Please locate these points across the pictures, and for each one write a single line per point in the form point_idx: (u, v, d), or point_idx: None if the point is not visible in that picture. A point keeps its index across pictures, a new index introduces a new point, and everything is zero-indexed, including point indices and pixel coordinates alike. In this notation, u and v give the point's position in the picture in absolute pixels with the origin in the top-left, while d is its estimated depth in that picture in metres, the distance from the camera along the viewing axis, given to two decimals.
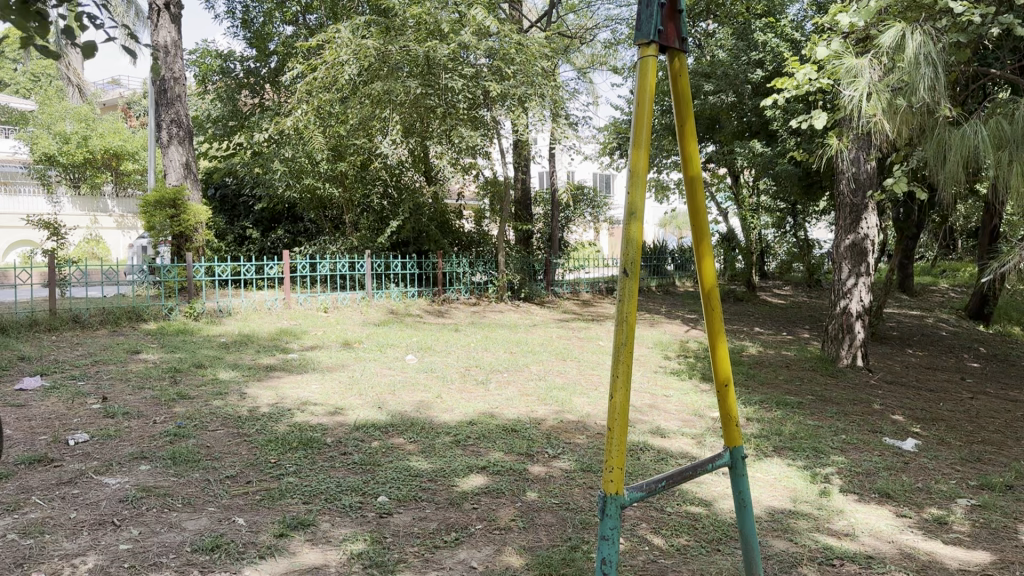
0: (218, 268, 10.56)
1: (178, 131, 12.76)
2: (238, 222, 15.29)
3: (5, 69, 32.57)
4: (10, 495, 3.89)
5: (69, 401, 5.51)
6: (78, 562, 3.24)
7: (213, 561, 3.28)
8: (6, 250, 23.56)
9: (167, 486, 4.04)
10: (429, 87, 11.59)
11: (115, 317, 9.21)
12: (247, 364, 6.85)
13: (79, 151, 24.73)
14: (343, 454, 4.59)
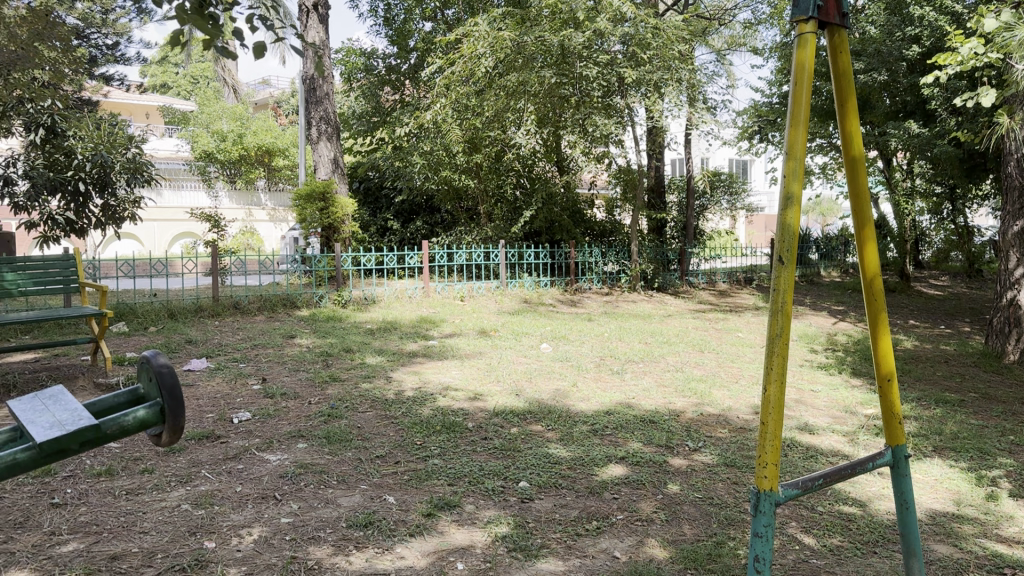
0: (363, 258, 11.02)
1: (326, 128, 13.38)
2: (380, 214, 15.91)
3: (169, 73, 35.08)
4: (183, 469, 4.21)
5: (232, 382, 5.91)
6: (245, 533, 3.47)
7: (367, 537, 3.43)
8: (171, 242, 25.44)
9: (322, 463, 4.26)
10: (563, 75, 11.62)
11: (271, 303, 9.79)
12: (392, 350, 7.11)
13: (235, 148, 26.34)
14: (484, 439, 4.67)
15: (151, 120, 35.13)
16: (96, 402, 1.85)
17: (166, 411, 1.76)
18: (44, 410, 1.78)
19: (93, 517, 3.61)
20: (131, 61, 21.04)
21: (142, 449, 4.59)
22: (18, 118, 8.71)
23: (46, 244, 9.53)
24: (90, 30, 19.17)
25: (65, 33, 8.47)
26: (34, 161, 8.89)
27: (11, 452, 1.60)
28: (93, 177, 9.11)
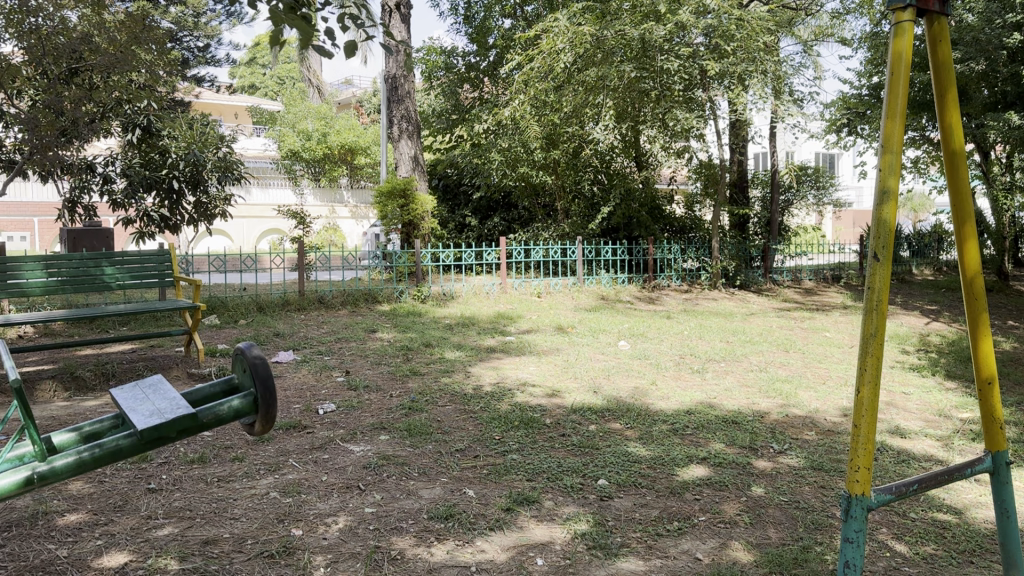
0: (442, 254, 11.12)
1: (408, 125, 13.59)
2: (459, 211, 16.11)
3: (257, 74, 36.22)
4: (271, 457, 4.34)
5: (317, 373, 6.07)
6: (330, 521, 3.55)
7: (448, 530, 3.47)
8: (258, 238, 26.34)
9: (404, 455, 4.33)
10: (644, 69, 11.44)
11: (353, 298, 10.02)
12: (470, 345, 7.18)
13: (320, 147, 27.01)
14: (563, 436, 4.66)
15: (239, 121, 36.33)
16: (193, 392, 2.08)
17: (257, 401, 1.99)
18: (148, 398, 2.03)
19: (187, 502, 3.76)
20: (221, 62, 21.77)
21: (232, 438, 4.76)
22: (118, 119, 9.15)
23: (143, 240, 9.95)
24: (183, 34, 19.91)
25: (160, 36, 8.86)
26: (131, 160, 9.37)
27: (120, 436, 1.86)
28: (186, 175, 9.45)
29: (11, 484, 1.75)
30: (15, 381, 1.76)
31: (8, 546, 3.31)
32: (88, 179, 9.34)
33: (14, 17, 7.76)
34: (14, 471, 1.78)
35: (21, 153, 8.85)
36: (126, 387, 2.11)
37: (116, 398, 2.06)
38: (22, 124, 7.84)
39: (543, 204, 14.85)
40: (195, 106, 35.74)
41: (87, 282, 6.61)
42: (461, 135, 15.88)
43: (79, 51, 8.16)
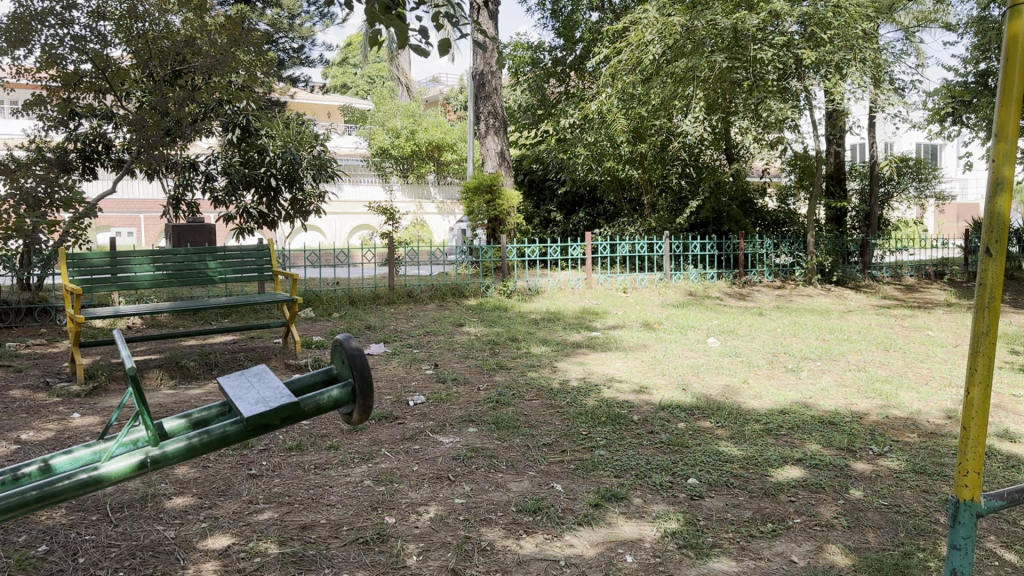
0: (527, 249, 11.22)
1: (494, 122, 13.73)
2: (544, 206, 16.15)
3: (349, 74, 37.16)
4: (364, 447, 4.46)
5: (407, 366, 6.18)
6: (422, 511, 3.62)
7: (536, 523, 3.49)
8: (350, 233, 27.02)
9: (492, 448, 4.37)
10: (736, 59, 11.23)
11: (441, 292, 10.17)
12: (557, 340, 7.18)
13: (408, 144, 27.51)
14: (651, 433, 4.61)
15: (332, 119, 37.37)
16: (294, 381, 2.15)
17: (355, 392, 2.05)
18: (252, 387, 2.12)
19: (285, 488, 3.90)
20: (314, 63, 22.41)
21: (327, 427, 4.90)
22: (219, 119, 9.55)
23: (243, 236, 10.32)
24: (279, 36, 20.58)
25: (258, 38, 9.18)
26: (231, 159, 9.73)
27: (226, 423, 1.93)
28: (283, 173, 9.68)
29: (125, 465, 1.84)
30: (131, 369, 1.85)
31: (121, 526, 3.50)
32: (191, 177, 9.95)
33: (123, 22, 8.53)
34: (129, 454, 1.87)
35: (130, 153, 9.29)
36: (232, 376, 2.20)
37: (222, 387, 2.15)
38: (131, 127, 8.58)
39: (629, 198, 14.77)
40: (290, 106, 36.95)
41: (191, 275, 6.92)
42: (547, 130, 15.87)
43: (182, 53, 8.80)
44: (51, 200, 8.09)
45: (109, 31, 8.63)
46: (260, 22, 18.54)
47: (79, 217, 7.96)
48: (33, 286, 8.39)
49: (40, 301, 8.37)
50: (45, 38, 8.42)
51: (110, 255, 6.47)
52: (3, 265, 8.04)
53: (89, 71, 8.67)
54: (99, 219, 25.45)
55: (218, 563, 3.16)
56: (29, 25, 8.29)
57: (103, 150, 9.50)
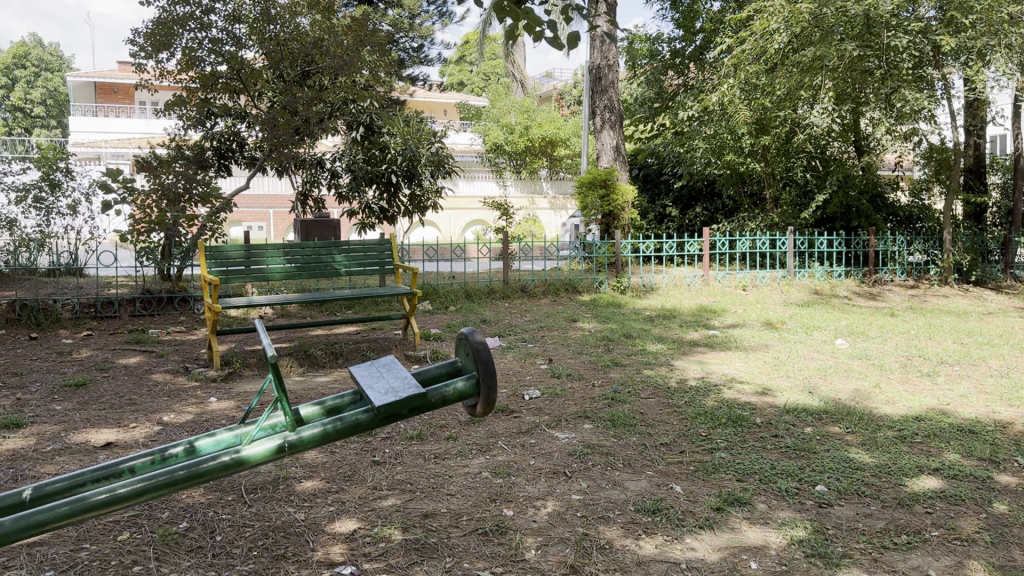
0: (642, 245, 11.05)
1: (610, 116, 13.60)
2: (659, 201, 15.95)
3: (465, 72, 37.94)
4: (482, 438, 4.51)
5: (522, 360, 6.21)
6: (539, 505, 3.62)
7: (655, 524, 3.42)
8: (463, 228, 27.45)
9: (609, 446, 4.33)
10: (868, 47, 10.63)
11: (555, 288, 10.20)
12: (674, 338, 7.06)
13: (521, 140, 27.92)
14: (775, 437, 4.46)
15: (448, 116, 38.15)
16: (420, 372, 2.18)
17: (480, 385, 2.07)
18: (381, 377, 2.17)
19: (407, 476, 3.99)
20: (433, 62, 22.85)
21: (446, 418, 4.97)
22: (344, 118, 9.72)
23: (365, 231, 10.55)
24: (400, 36, 21.08)
25: (381, 39, 9.47)
26: (355, 155, 9.93)
27: (358, 411, 1.99)
28: (403, 169, 9.91)
29: (265, 449, 1.91)
30: (272, 357, 1.93)
31: (254, 507, 3.66)
32: (318, 174, 10.27)
33: (257, 24, 9.00)
34: (267, 439, 1.93)
35: (263, 151, 9.72)
36: (362, 366, 2.26)
37: (354, 375, 2.21)
38: (265, 125, 9.24)
39: (749, 192, 14.44)
40: (408, 103, 37.84)
41: (318, 268, 7.18)
42: (663, 124, 15.69)
43: (310, 54, 9.24)
44: (189, 195, 8.58)
45: (243, 34, 9.07)
46: (383, 22, 19.08)
47: (215, 213, 8.44)
48: (173, 277, 8.88)
49: (179, 291, 8.83)
50: (186, 42, 8.88)
51: (245, 248, 6.79)
52: (146, 256, 8.45)
53: (226, 73, 9.19)
54: (234, 214, 26.89)
55: (345, 547, 3.27)
56: (171, 29, 8.80)
57: (236, 148, 9.95)
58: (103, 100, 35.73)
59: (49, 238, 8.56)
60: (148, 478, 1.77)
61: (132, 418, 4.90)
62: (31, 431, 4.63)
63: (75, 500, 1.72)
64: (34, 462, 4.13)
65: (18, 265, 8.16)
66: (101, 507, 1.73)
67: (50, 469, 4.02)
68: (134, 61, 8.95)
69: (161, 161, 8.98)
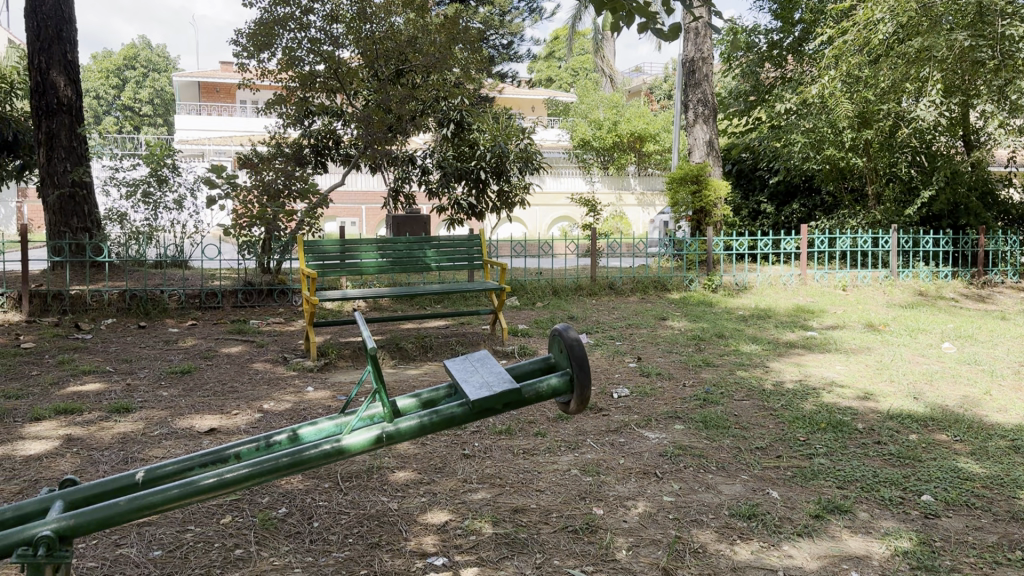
0: (736, 242, 10.76)
1: (704, 109, 13.38)
2: (753, 197, 15.66)
3: (553, 68, 38.20)
4: (570, 436, 4.49)
5: (611, 358, 6.16)
6: (630, 505, 3.58)
7: (751, 530, 3.34)
8: (549, 224, 27.29)
9: (701, 448, 4.25)
10: (980, 37, 10.12)
11: (643, 285, 10.12)
12: (769, 339, 6.88)
13: (610, 135, 27.95)
14: (877, 444, 4.29)
15: (536, 113, 38.29)
16: (514, 367, 2.21)
17: (574, 381, 2.09)
18: (476, 371, 2.19)
19: (497, 470, 4.01)
20: (523, 58, 22.92)
21: (535, 414, 4.97)
22: (434, 115, 9.85)
23: (454, 226, 10.68)
24: (491, 33, 21.37)
25: (472, 36, 9.60)
26: (445, 152, 10.00)
27: (454, 405, 2.04)
28: (492, 165, 9.98)
29: (364, 439, 1.99)
30: (371, 350, 1.99)
31: (350, 494, 3.75)
32: (410, 171, 10.33)
33: (353, 24, 9.22)
34: (367, 430, 2.02)
35: (357, 148, 9.95)
36: (457, 360, 2.28)
37: (448, 369, 2.24)
38: (360, 123, 9.48)
39: (850, 188, 14.00)
40: (496, 100, 38.15)
41: (409, 263, 7.31)
42: (759, 118, 15.55)
43: (405, 52, 9.37)
44: (288, 191, 8.95)
45: (340, 33, 9.32)
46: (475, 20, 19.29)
47: (314, 208, 8.82)
48: (272, 270, 9.10)
49: (278, 283, 9.09)
50: (286, 42, 9.21)
51: (341, 243, 6.96)
52: (248, 250, 8.78)
53: (324, 72, 9.45)
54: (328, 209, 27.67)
55: (437, 538, 3.30)
56: (272, 29, 9.08)
57: (332, 145, 10.17)
58: (206, 100, 37.28)
59: (157, 232, 8.96)
60: (253, 464, 1.89)
61: (234, 405, 5.09)
62: (140, 415, 4.86)
63: (186, 484, 1.86)
64: (144, 445, 4.33)
65: (128, 258, 8.64)
66: (212, 490, 1.86)
67: (158, 452, 4.20)
68: (237, 60, 9.28)
69: (262, 158, 9.38)
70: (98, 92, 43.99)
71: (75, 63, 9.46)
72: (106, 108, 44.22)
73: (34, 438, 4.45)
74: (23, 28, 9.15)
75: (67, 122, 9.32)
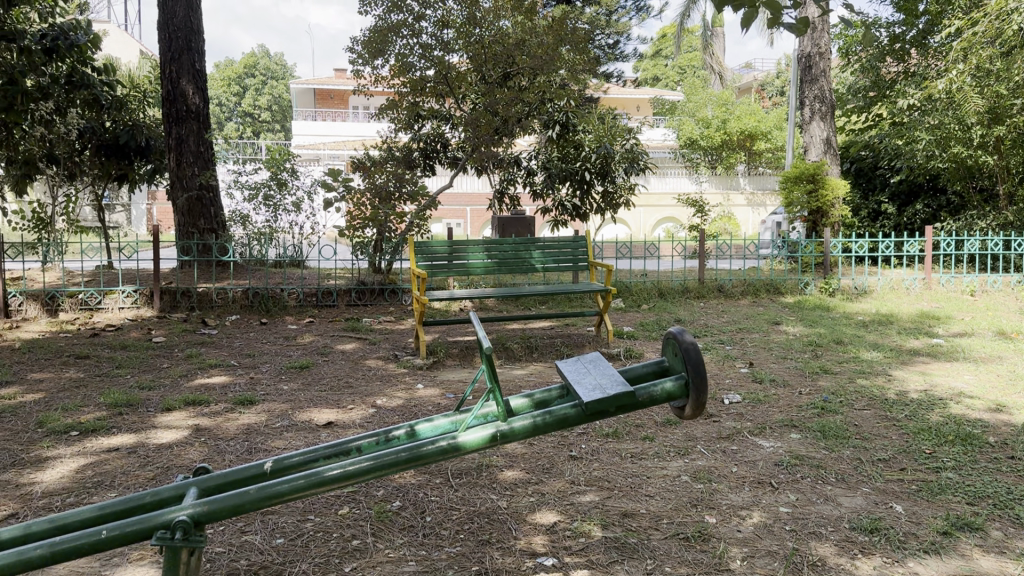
0: (855, 245, 10.33)
1: (821, 106, 12.96)
2: (873, 197, 15.04)
3: (660, 66, 37.84)
4: (681, 441, 4.43)
5: (721, 363, 6.04)
6: (744, 514, 3.50)
7: (873, 544, 3.21)
8: (654, 225, 26.94)
9: (819, 458, 4.12)
10: None
11: (755, 288, 9.87)
12: (890, 345, 6.58)
13: (718, 134, 27.66)
14: (1012, 459, 4.04)
15: (641, 113, 37.94)
16: (627, 371, 2.20)
17: (689, 387, 2.07)
18: (589, 372, 2.20)
19: (605, 473, 3.99)
20: (629, 57, 22.74)
21: (643, 417, 4.93)
22: (541, 117, 9.82)
23: (559, 227, 10.73)
24: (598, 34, 21.33)
25: (579, 37, 9.62)
26: (551, 154, 10.20)
27: (567, 406, 2.07)
28: (597, 167, 10.08)
29: (479, 436, 2.04)
30: (487, 351, 2.04)
31: (460, 491, 3.82)
32: (515, 173, 10.39)
33: (463, 29, 9.45)
34: (482, 427, 2.07)
35: (464, 151, 10.09)
36: (569, 361, 2.31)
37: (560, 369, 2.27)
38: (468, 126, 9.46)
39: (979, 188, 13.25)
40: (601, 100, 38.09)
41: (516, 264, 7.38)
42: (879, 114, 14.93)
43: (512, 56, 9.43)
44: (400, 194, 9.08)
45: (450, 39, 9.52)
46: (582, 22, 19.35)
47: (424, 210, 9.02)
48: (383, 270, 9.40)
49: (389, 283, 9.35)
50: (399, 48, 9.44)
51: (449, 244, 7.10)
52: (361, 250, 9.19)
53: (433, 77, 9.63)
54: (436, 210, 28.26)
55: (547, 538, 3.32)
56: (386, 36, 9.34)
57: (440, 149, 10.40)
58: (320, 106, 38.78)
59: (276, 232, 9.35)
60: (374, 458, 1.97)
61: (349, 400, 5.26)
62: (262, 408, 5.09)
63: (312, 475, 1.95)
64: (266, 436, 4.53)
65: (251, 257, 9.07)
66: (336, 481, 1.94)
67: (280, 444, 4.39)
68: (353, 67, 9.60)
69: (374, 161, 9.64)
70: (221, 100, 46.33)
71: (202, 72, 9.94)
72: (228, 115, 46.58)
73: (166, 427, 4.72)
74: (157, 41, 9.77)
75: (195, 128, 9.84)
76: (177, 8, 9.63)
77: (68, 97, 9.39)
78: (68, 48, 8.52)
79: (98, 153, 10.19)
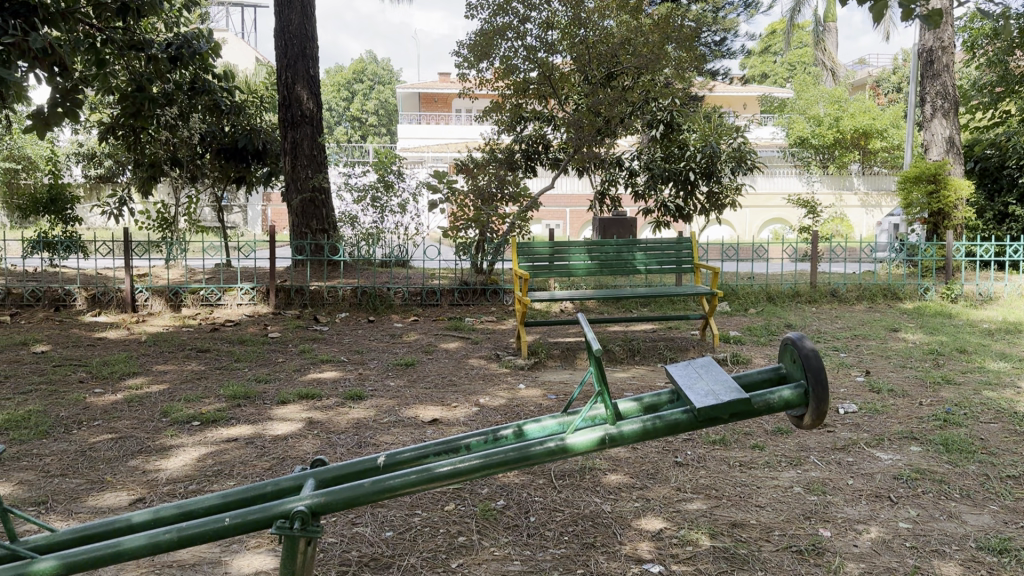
0: (980, 249, 9.78)
1: (944, 103, 12.33)
2: (1000, 197, 14.17)
3: (768, 62, 36.85)
4: (792, 451, 4.31)
5: (834, 371, 5.83)
6: (861, 529, 3.37)
7: (1003, 565, 3.04)
8: (761, 226, 26.28)
9: (942, 472, 3.92)
10: None
11: (870, 293, 9.50)
12: (1020, 355, 6.19)
13: (830, 132, 26.49)
14: None
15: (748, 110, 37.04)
16: (740, 377, 2.15)
17: (808, 395, 2.00)
18: (700, 378, 2.16)
19: (712, 481, 3.92)
20: (736, 54, 22.19)
21: (752, 425, 4.81)
22: (645, 117, 9.73)
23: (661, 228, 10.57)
24: (704, 31, 20.93)
25: (687, 34, 9.48)
26: (654, 154, 10.08)
27: (679, 411, 2.03)
28: (702, 167, 9.90)
29: (588, 439, 2.03)
30: (596, 352, 2.03)
31: (565, 492, 3.82)
32: (617, 174, 10.35)
33: (569, 30, 9.46)
34: (590, 430, 2.06)
35: (567, 152, 10.09)
36: (680, 365, 2.27)
37: (670, 374, 2.23)
38: (571, 127, 9.48)
39: None
40: (707, 98, 37.41)
41: (618, 266, 7.33)
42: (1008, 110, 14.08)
43: (617, 55, 9.42)
44: (502, 195, 9.22)
45: (555, 40, 9.56)
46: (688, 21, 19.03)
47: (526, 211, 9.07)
48: (485, 270, 9.51)
49: (491, 283, 9.44)
50: (504, 51, 9.53)
51: (551, 245, 7.14)
52: (463, 251, 9.26)
53: (537, 79, 9.69)
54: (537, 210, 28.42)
55: (652, 545, 3.29)
56: (492, 39, 9.46)
57: (543, 150, 10.44)
58: (425, 108, 39.59)
59: (383, 232, 9.62)
60: (483, 457, 1.99)
61: (453, 398, 5.35)
62: (371, 403, 5.24)
63: (423, 471, 1.98)
64: (375, 431, 4.66)
65: (359, 256, 9.40)
66: (447, 478, 1.97)
67: (388, 439, 4.51)
68: (459, 70, 9.73)
69: (478, 163, 9.77)
70: (331, 104, 48.00)
71: (315, 77, 10.29)
72: (338, 119, 48.16)
73: (281, 419, 4.93)
74: (274, 48, 10.18)
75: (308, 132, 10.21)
76: (293, 15, 10.02)
77: (191, 103, 9.79)
78: (192, 55, 8.54)
79: (219, 156, 10.68)
